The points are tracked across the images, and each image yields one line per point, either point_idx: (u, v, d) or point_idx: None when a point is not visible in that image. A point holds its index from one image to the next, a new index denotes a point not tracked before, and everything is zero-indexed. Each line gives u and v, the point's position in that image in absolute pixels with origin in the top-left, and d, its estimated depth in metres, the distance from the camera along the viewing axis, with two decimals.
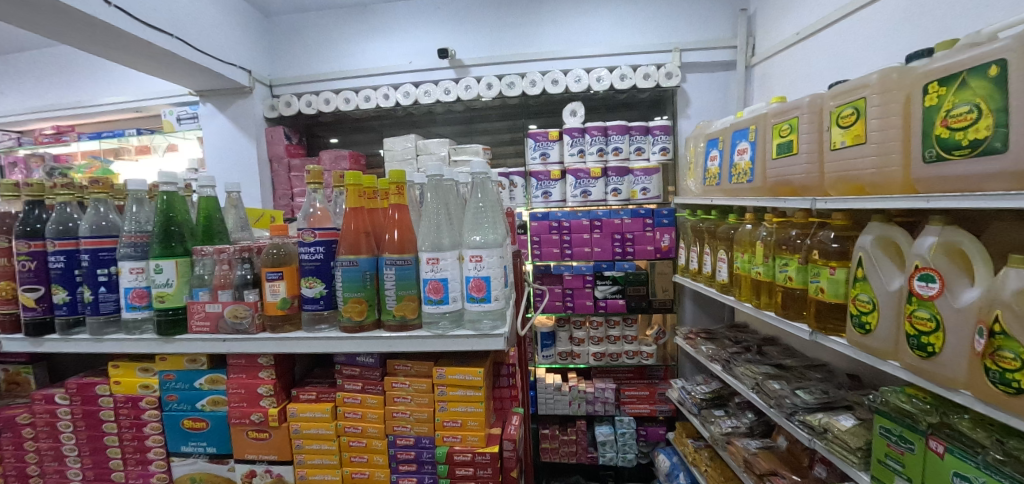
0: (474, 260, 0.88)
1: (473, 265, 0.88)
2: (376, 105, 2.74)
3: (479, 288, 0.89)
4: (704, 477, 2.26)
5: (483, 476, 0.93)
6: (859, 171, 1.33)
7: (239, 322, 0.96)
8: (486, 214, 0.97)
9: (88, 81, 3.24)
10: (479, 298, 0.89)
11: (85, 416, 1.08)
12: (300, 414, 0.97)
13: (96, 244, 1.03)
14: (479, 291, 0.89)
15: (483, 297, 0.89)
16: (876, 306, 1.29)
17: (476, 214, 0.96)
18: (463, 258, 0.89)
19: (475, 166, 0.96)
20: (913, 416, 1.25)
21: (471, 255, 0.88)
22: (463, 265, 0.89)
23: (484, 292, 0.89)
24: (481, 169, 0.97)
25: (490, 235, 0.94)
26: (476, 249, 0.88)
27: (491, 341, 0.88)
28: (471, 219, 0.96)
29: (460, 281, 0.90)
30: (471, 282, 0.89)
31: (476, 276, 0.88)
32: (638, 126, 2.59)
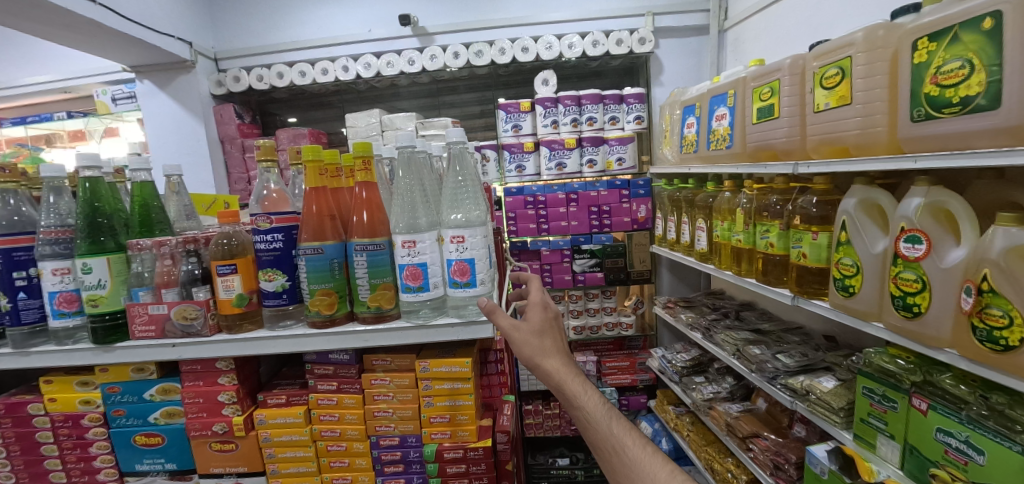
0: (455, 241, 0.79)
1: (454, 247, 0.80)
2: (335, 79, 2.54)
3: (463, 272, 0.81)
4: (687, 442, 2.30)
5: (475, 472, 0.88)
6: (843, 134, 1.29)
7: (190, 324, 0.84)
8: (466, 189, 0.88)
9: (3, 60, 2.89)
10: (463, 283, 0.81)
11: (17, 440, 0.95)
12: (269, 421, 0.88)
13: (10, 243, 0.89)
14: (463, 275, 0.81)
15: (467, 281, 0.81)
16: (860, 269, 1.28)
17: (456, 190, 0.87)
18: (443, 239, 0.80)
19: (450, 134, 0.86)
20: (896, 375, 1.27)
21: (452, 235, 0.79)
22: (444, 248, 0.80)
23: (468, 277, 0.81)
24: (458, 137, 0.86)
25: (471, 213, 0.85)
26: (457, 228, 0.79)
27: (479, 329, 0.81)
28: (448, 196, 0.87)
29: (441, 266, 0.81)
30: (453, 266, 0.80)
31: (459, 259, 0.80)
32: (612, 95, 2.50)
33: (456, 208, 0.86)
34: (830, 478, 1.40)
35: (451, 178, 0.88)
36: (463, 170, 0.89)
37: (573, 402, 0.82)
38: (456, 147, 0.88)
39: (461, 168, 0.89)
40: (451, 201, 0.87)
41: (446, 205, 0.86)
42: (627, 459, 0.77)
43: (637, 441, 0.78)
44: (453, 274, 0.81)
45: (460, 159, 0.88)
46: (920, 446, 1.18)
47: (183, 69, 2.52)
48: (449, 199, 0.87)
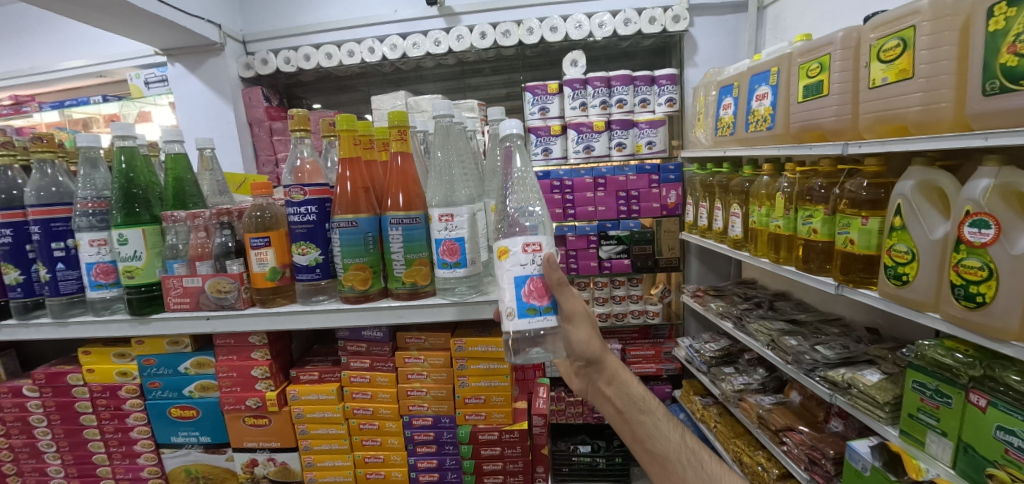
0: (530, 250, 0.70)
1: (531, 258, 0.70)
2: (361, 61, 2.51)
3: (542, 292, 0.71)
4: (714, 434, 2.24)
5: (511, 455, 0.90)
6: (902, 110, 1.20)
7: (225, 297, 0.84)
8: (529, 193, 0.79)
9: (40, 44, 2.96)
10: (543, 308, 0.71)
11: (59, 408, 0.97)
12: (302, 397, 0.87)
13: (47, 213, 0.90)
14: (541, 296, 0.71)
15: (546, 305, 0.72)
16: (916, 256, 1.20)
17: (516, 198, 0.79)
18: (513, 251, 0.69)
19: (506, 126, 0.74)
20: (952, 369, 1.18)
21: (524, 245, 0.70)
22: (515, 261, 0.69)
23: (547, 299, 0.72)
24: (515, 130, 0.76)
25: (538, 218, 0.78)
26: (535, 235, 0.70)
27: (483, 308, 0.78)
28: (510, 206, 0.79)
29: (510, 287, 0.70)
30: (529, 283, 0.70)
31: (536, 274, 0.70)
32: (643, 76, 2.42)
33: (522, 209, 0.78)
34: (872, 475, 1.34)
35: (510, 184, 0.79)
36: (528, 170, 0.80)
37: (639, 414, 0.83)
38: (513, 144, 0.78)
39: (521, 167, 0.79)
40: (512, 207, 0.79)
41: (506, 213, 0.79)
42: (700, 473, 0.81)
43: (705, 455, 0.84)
44: (529, 296, 0.70)
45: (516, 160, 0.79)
46: (977, 444, 1.11)
47: (211, 52, 2.52)
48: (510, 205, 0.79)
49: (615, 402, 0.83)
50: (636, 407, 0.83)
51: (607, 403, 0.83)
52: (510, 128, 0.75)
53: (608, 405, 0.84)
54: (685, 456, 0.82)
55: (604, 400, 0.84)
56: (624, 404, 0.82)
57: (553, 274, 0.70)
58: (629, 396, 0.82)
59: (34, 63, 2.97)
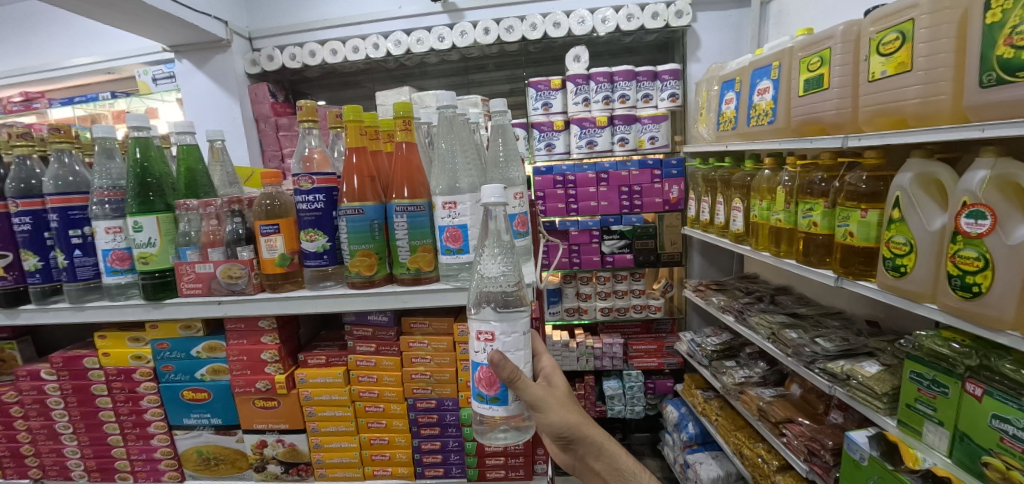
0: (481, 338, 0.69)
1: (481, 346, 0.69)
2: (365, 56, 2.53)
3: (489, 382, 0.69)
4: (715, 427, 2.26)
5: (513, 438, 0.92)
6: (901, 103, 1.21)
7: (235, 282, 0.87)
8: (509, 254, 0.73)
9: (51, 42, 3.00)
10: (490, 398, 0.70)
11: (75, 392, 1.01)
12: (310, 380, 0.90)
13: (64, 202, 0.93)
14: (488, 385, 0.70)
15: (495, 395, 0.70)
16: (914, 248, 1.21)
17: (496, 257, 0.73)
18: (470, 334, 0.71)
19: (486, 192, 0.68)
20: (949, 359, 1.20)
21: (479, 330, 0.69)
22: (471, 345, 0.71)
23: (496, 389, 0.70)
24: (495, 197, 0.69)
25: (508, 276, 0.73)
26: (486, 323, 0.68)
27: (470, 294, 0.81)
28: (487, 265, 0.74)
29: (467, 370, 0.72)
30: (480, 369, 0.70)
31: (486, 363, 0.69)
32: (646, 71, 2.43)
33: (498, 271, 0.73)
34: (870, 465, 1.34)
35: (492, 245, 0.73)
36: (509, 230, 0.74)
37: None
38: (494, 207, 0.71)
39: (502, 227, 0.73)
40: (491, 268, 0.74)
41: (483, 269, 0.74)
42: None
43: None
44: (477, 383, 0.70)
45: (498, 226, 0.72)
46: (972, 433, 1.12)
47: (218, 48, 2.55)
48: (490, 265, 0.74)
49: (603, 474, 0.86)
50: (625, 481, 0.85)
51: (596, 477, 0.87)
52: (490, 195, 0.68)
53: (597, 478, 0.87)
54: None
55: (593, 471, 0.86)
56: (612, 476, 0.85)
57: (500, 372, 0.66)
58: (616, 467, 0.84)
59: (45, 60, 3.02)
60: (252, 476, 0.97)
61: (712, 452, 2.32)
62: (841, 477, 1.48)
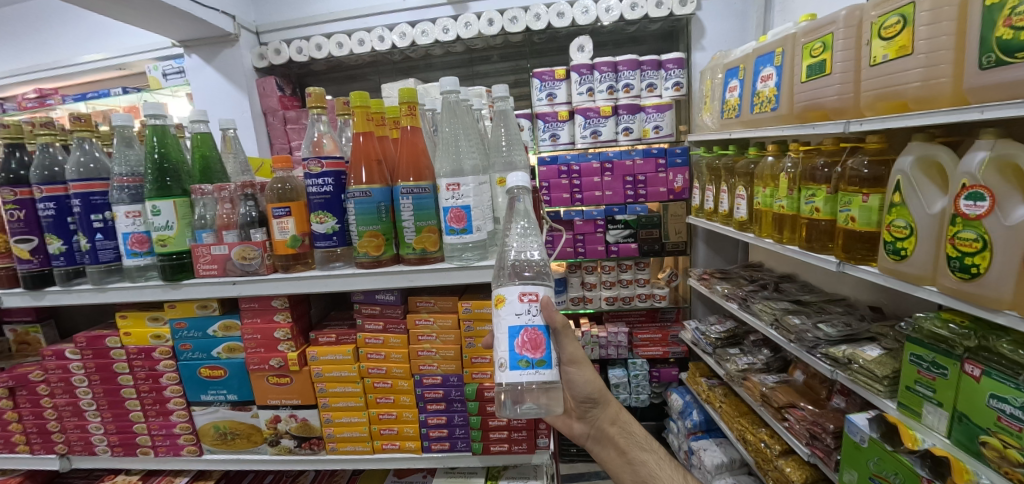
0: (526, 300, 0.73)
1: (527, 307, 0.73)
2: (371, 49, 2.56)
3: (536, 344, 0.73)
4: (719, 413, 2.28)
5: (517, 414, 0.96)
6: (902, 86, 1.22)
7: (249, 263, 0.91)
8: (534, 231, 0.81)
9: (63, 39, 3.06)
10: (536, 361, 0.73)
11: (98, 370, 1.06)
12: (321, 357, 0.95)
13: (85, 188, 0.98)
14: (535, 348, 0.73)
15: (540, 358, 0.73)
16: (915, 231, 1.22)
17: (522, 233, 0.80)
18: (511, 299, 0.73)
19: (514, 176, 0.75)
20: (948, 341, 1.21)
21: (522, 293, 0.73)
22: (511, 309, 0.73)
23: (541, 352, 0.74)
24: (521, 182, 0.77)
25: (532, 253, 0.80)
26: (532, 285, 0.74)
27: (475, 272, 0.84)
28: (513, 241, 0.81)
29: (505, 336, 0.73)
30: (523, 334, 0.73)
31: (532, 325, 0.73)
32: (650, 60, 2.43)
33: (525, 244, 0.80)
34: (870, 447, 1.36)
35: (517, 223, 0.81)
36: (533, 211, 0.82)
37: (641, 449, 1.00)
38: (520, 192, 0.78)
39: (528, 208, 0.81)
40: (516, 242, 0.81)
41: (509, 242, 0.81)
42: None
43: None
44: (522, 347, 0.73)
45: (525, 209, 0.81)
46: (970, 413, 1.14)
47: (227, 42, 2.56)
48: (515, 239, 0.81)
49: (619, 440, 1.00)
50: (635, 444, 1.00)
51: (610, 442, 1.00)
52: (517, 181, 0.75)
53: (611, 445, 1.00)
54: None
55: (608, 438, 1.00)
56: (626, 442, 1.00)
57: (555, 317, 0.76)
58: (629, 431, 1.01)
59: (58, 57, 3.08)
60: (267, 450, 1.02)
61: (716, 439, 2.34)
62: (842, 460, 1.50)
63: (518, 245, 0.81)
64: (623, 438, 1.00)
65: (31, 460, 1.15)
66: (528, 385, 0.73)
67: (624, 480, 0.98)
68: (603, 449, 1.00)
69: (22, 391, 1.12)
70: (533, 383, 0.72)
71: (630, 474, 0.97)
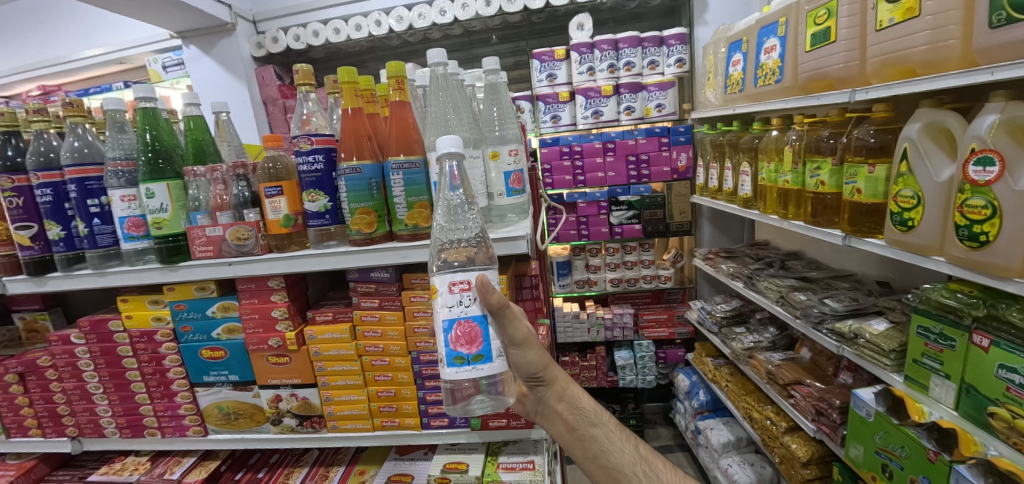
0: (457, 290, 0.71)
1: (458, 298, 0.71)
2: (368, 34, 2.53)
3: (471, 339, 0.72)
4: (725, 393, 2.27)
5: None
6: (909, 51, 1.17)
7: (244, 244, 0.93)
8: (466, 208, 0.77)
9: (62, 34, 3.07)
10: (472, 357, 0.72)
11: (103, 354, 1.09)
12: (319, 336, 0.97)
13: (81, 173, 0.99)
14: (469, 343, 0.72)
15: (476, 353, 0.72)
16: (921, 200, 1.19)
17: (451, 214, 0.77)
18: (442, 290, 0.71)
19: (441, 145, 0.72)
20: (956, 311, 1.18)
21: (453, 283, 0.71)
22: (443, 302, 0.72)
23: (477, 346, 0.73)
24: (450, 148, 0.72)
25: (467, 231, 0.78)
26: (461, 273, 0.71)
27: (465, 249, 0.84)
28: (443, 223, 0.78)
29: (439, 331, 0.72)
30: (456, 328, 0.72)
31: (465, 317, 0.72)
32: (652, 37, 2.37)
33: (457, 226, 0.78)
34: (877, 421, 1.35)
35: (445, 205, 0.77)
36: (456, 186, 0.76)
37: (591, 424, 0.86)
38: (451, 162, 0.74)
39: (449, 184, 0.75)
40: (447, 223, 0.78)
41: (439, 226, 0.78)
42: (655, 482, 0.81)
43: (670, 467, 0.84)
44: (455, 343, 0.72)
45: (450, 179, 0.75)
46: (979, 384, 1.11)
47: (224, 32, 2.49)
48: (445, 222, 0.78)
49: (566, 417, 0.86)
50: (584, 419, 0.86)
51: (558, 418, 0.86)
52: (446, 146, 0.72)
53: (558, 420, 0.86)
54: (641, 469, 0.83)
55: (554, 414, 0.87)
56: (575, 419, 0.86)
57: (488, 299, 0.71)
58: (578, 407, 0.86)
59: (59, 53, 3.09)
60: (269, 429, 1.05)
61: (723, 418, 2.33)
62: (848, 435, 1.49)
63: (446, 226, 0.78)
64: (572, 416, 0.86)
65: (44, 443, 1.18)
66: (473, 379, 0.73)
67: (575, 454, 0.86)
68: (550, 423, 0.87)
69: (32, 375, 1.15)
70: (469, 379, 0.71)
71: (580, 451, 0.85)
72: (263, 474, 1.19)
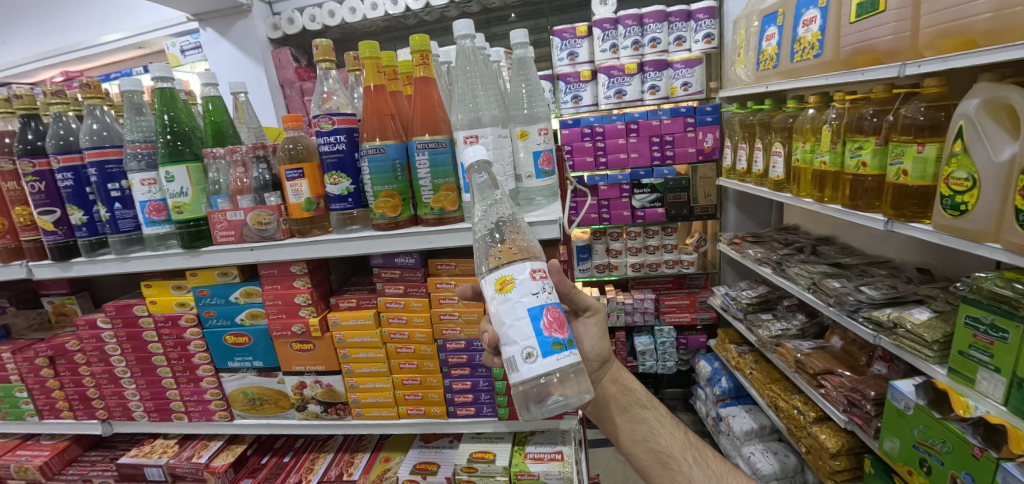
0: (539, 277, 0.68)
1: (543, 284, 0.68)
2: (385, 13, 2.46)
3: (561, 323, 0.68)
4: (749, 380, 2.22)
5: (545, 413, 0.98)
6: (970, 20, 1.08)
7: (265, 228, 0.91)
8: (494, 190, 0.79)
9: (79, 18, 3.07)
10: (566, 340, 0.68)
11: (129, 338, 1.09)
12: (342, 322, 0.96)
13: (101, 156, 0.98)
14: (561, 327, 0.68)
15: (566, 338, 0.69)
16: (977, 183, 1.10)
17: (484, 196, 0.79)
18: (527, 277, 0.66)
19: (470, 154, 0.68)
20: (1010, 302, 1.10)
21: (533, 271, 0.68)
22: (526, 290, 0.67)
23: (564, 332, 0.69)
24: (481, 157, 0.68)
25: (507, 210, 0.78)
26: (541, 262, 0.69)
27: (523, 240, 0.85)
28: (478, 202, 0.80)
29: (529, 321, 0.65)
30: (546, 314, 0.67)
31: (551, 303, 0.68)
32: (679, 11, 2.27)
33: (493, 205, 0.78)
34: (916, 414, 1.29)
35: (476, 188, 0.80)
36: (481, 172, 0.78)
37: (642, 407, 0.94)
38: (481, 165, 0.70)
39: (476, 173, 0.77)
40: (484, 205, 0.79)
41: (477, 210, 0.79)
42: (705, 467, 0.88)
43: (716, 457, 0.92)
44: (550, 329, 0.66)
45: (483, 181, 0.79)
46: None
47: (239, 14, 2.43)
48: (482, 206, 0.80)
49: (619, 397, 0.94)
50: (635, 402, 0.95)
51: (611, 397, 0.93)
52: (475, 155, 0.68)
53: (611, 402, 0.93)
54: (690, 455, 0.90)
55: (608, 395, 0.93)
56: (626, 399, 0.94)
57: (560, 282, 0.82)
58: (631, 390, 0.96)
59: (78, 38, 3.10)
60: (294, 415, 1.05)
61: (746, 405, 2.29)
62: (883, 427, 1.44)
63: (488, 209, 0.78)
64: (625, 397, 0.94)
65: (76, 425, 1.20)
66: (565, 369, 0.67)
67: (622, 439, 0.90)
68: (602, 404, 0.93)
69: (61, 358, 1.16)
70: (573, 363, 0.67)
71: (629, 433, 0.90)
72: (289, 459, 1.20)
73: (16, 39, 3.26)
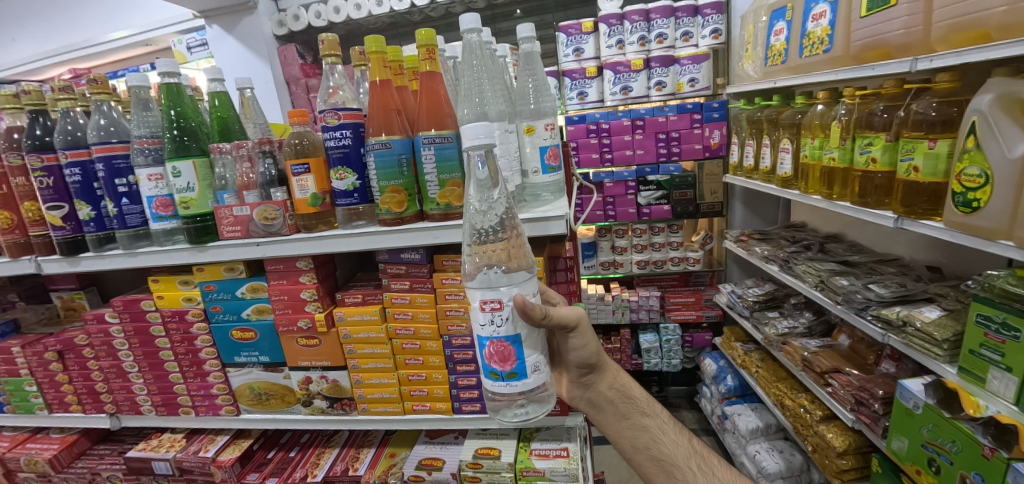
0: (488, 309, 0.66)
1: (489, 317, 0.66)
2: (390, 9, 2.45)
3: (504, 357, 0.67)
4: (755, 379, 2.21)
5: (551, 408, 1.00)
6: (985, 13, 1.06)
7: (271, 223, 0.91)
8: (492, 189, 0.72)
9: (86, 14, 3.09)
10: (506, 374, 0.68)
11: (137, 333, 1.10)
12: (348, 317, 0.96)
13: (108, 151, 0.98)
14: (503, 361, 0.68)
15: (511, 370, 0.68)
16: (990, 179, 1.08)
17: (481, 191, 0.73)
18: (473, 307, 0.67)
19: (470, 134, 0.64)
20: (1021, 300, 1.08)
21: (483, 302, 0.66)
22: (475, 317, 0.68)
23: (512, 364, 0.68)
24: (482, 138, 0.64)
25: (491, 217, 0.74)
26: (490, 293, 0.65)
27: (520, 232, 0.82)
28: (473, 198, 0.74)
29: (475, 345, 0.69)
30: (489, 346, 0.67)
31: (498, 337, 0.67)
32: (686, 6, 2.24)
33: (483, 201, 0.74)
34: (925, 414, 1.28)
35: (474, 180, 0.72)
36: (483, 163, 0.70)
37: (643, 413, 0.94)
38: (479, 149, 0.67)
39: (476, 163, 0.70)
40: (477, 205, 0.74)
41: (469, 208, 0.75)
42: (709, 474, 0.88)
43: (722, 463, 0.92)
44: (489, 360, 0.68)
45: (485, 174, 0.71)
46: None
47: (245, 10, 2.43)
48: (475, 203, 0.75)
49: (617, 404, 0.93)
50: (635, 409, 0.94)
51: (609, 404, 0.93)
52: (475, 134, 0.64)
53: (610, 409, 0.93)
54: (695, 462, 0.90)
55: (605, 401, 0.93)
56: (625, 406, 0.94)
57: (534, 312, 0.67)
58: (630, 396, 0.94)
59: (86, 34, 3.12)
60: (300, 410, 1.05)
61: (751, 404, 2.28)
62: (891, 426, 1.43)
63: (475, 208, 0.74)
64: (623, 404, 0.94)
65: (86, 418, 1.21)
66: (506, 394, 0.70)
67: (625, 447, 0.93)
68: (600, 412, 0.93)
69: (70, 352, 1.17)
70: (505, 395, 0.68)
71: (630, 440, 0.92)
72: (295, 454, 1.20)
73: (25, 36, 3.29)
